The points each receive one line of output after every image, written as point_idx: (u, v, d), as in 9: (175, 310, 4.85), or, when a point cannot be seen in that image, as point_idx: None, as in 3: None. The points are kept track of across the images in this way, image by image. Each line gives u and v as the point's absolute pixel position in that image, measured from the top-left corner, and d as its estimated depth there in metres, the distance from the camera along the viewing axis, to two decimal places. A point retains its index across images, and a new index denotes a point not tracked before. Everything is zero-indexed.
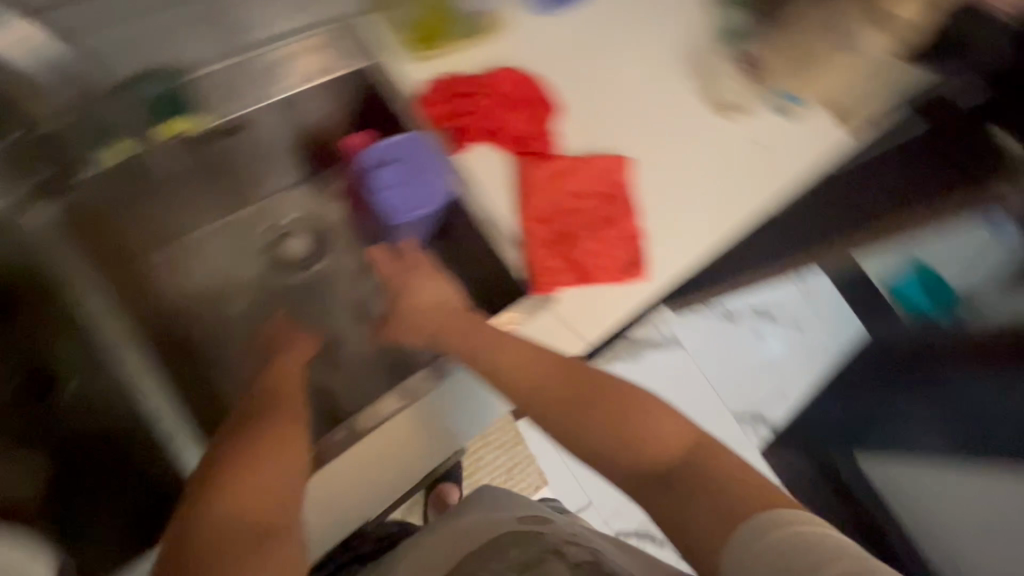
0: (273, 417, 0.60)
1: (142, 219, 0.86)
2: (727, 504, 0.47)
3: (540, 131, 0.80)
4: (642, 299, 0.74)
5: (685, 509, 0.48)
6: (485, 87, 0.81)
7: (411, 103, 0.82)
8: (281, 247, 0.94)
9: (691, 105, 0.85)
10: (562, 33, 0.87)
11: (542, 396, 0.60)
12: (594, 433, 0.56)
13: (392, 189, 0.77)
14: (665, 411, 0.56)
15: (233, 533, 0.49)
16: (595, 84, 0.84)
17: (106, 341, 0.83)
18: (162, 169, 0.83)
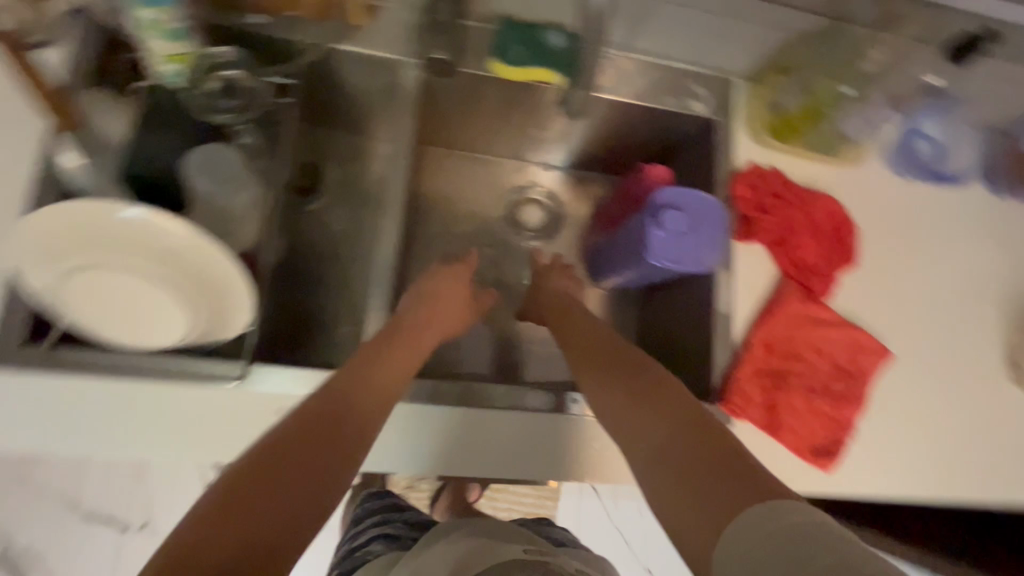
0: (385, 357, 0.56)
1: (454, 124, 0.76)
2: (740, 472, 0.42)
3: (827, 272, 0.68)
4: (811, 488, 0.63)
5: (689, 483, 0.43)
6: (803, 201, 0.68)
7: (728, 172, 0.69)
8: (521, 208, 0.86)
9: (988, 342, 0.70)
10: (916, 204, 0.72)
11: (579, 348, 0.62)
12: (610, 402, 0.53)
13: (665, 232, 0.63)
14: (682, 391, 0.51)
15: (301, 458, 0.45)
16: (911, 264, 0.71)
17: (373, 161, 0.75)
18: (467, 91, 0.70)
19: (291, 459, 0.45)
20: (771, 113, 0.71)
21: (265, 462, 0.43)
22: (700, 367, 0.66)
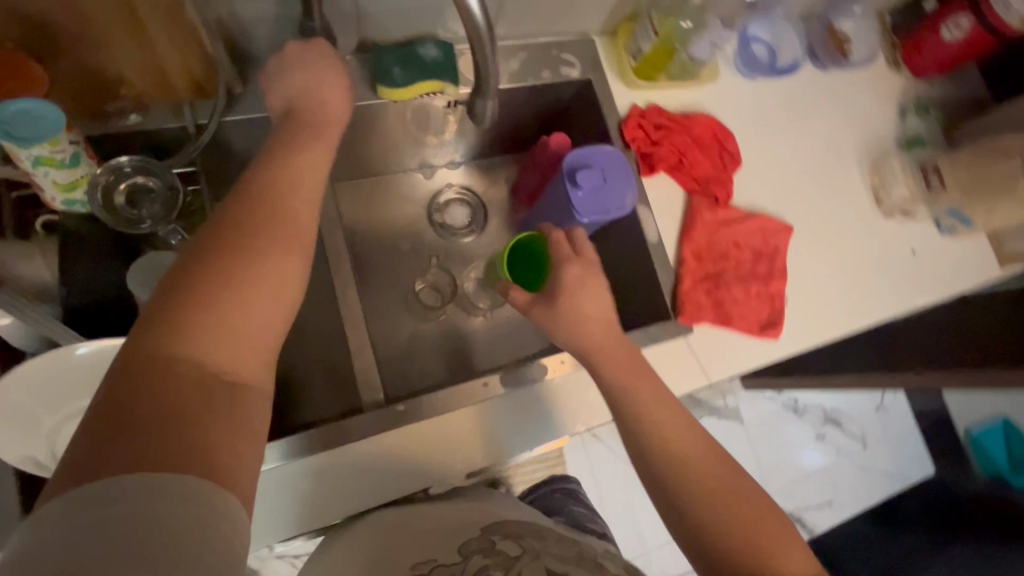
0: (244, 282, 0.43)
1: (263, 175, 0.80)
2: (290, 183, 0.51)
3: (719, 176, 0.86)
4: (770, 356, 0.84)
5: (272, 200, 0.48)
6: (676, 146, 0.85)
7: (616, 124, 0.84)
8: (444, 211, 1.01)
9: (862, 215, 0.96)
10: (764, 142, 0.92)
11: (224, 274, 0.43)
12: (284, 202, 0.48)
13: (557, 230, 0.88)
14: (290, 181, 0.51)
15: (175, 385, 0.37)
16: (796, 183, 0.93)
17: None
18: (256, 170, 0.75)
19: (238, 230, 0.45)
20: (632, 57, 0.85)
21: (235, 276, 0.43)
22: (636, 298, 0.86)
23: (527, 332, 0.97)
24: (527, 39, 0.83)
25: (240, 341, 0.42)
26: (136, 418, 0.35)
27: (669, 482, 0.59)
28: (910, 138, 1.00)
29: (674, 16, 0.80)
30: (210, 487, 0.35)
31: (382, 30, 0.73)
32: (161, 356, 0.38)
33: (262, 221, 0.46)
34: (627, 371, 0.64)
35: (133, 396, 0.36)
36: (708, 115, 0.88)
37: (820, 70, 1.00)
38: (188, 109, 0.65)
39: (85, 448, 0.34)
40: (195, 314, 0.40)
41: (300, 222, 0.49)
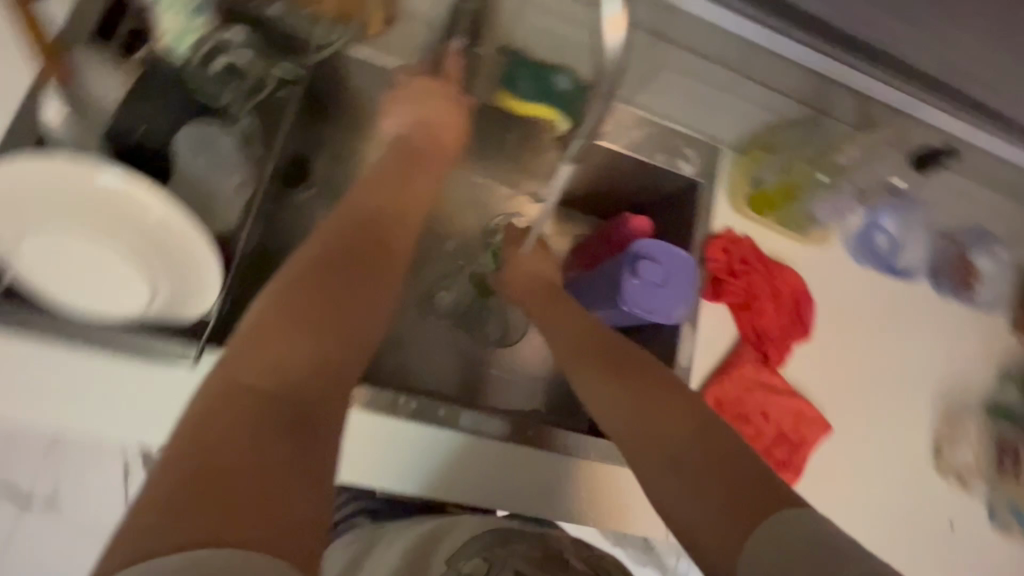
0: (333, 342, 0.47)
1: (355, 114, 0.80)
2: (388, 237, 0.58)
3: (780, 339, 0.79)
4: None
5: (365, 263, 0.54)
6: (751, 288, 0.79)
7: (702, 238, 0.80)
8: None
9: (914, 459, 0.84)
10: (843, 331, 0.84)
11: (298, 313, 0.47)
12: (376, 258, 0.55)
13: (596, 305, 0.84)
14: (390, 229, 0.58)
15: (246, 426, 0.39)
16: (857, 389, 0.84)
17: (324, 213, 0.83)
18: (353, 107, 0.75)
19: (332, 289, 0.50)
20: (751, 185, 0.80)
21: (323, 315, 0.48)
22: None
23: (518, 387, 0.88)
24: (660, 119, 0.80)
25: (325, 372, 0.45)
26: (225, 438, 0.38)
27: (646, 438, 0.54)
28: (1001, 407, 0.89)
29: (814, 165, 0.76)
30: (269, 544, 0.34)
31: (530, 45, 0.72)
32: (251, 383, 0.42)
33: (348, 272, 0.52)
34: (592, 352, 0.63)
35: (225, 415, 0.39)
36: (798, 275, 0.82)
37: (938, 293, 0.91)
38: (324, 26, 0.66)
39: (180, 455, 0.37)
40: (279, 343, 0.44)
41: (388, 282, 0.55)
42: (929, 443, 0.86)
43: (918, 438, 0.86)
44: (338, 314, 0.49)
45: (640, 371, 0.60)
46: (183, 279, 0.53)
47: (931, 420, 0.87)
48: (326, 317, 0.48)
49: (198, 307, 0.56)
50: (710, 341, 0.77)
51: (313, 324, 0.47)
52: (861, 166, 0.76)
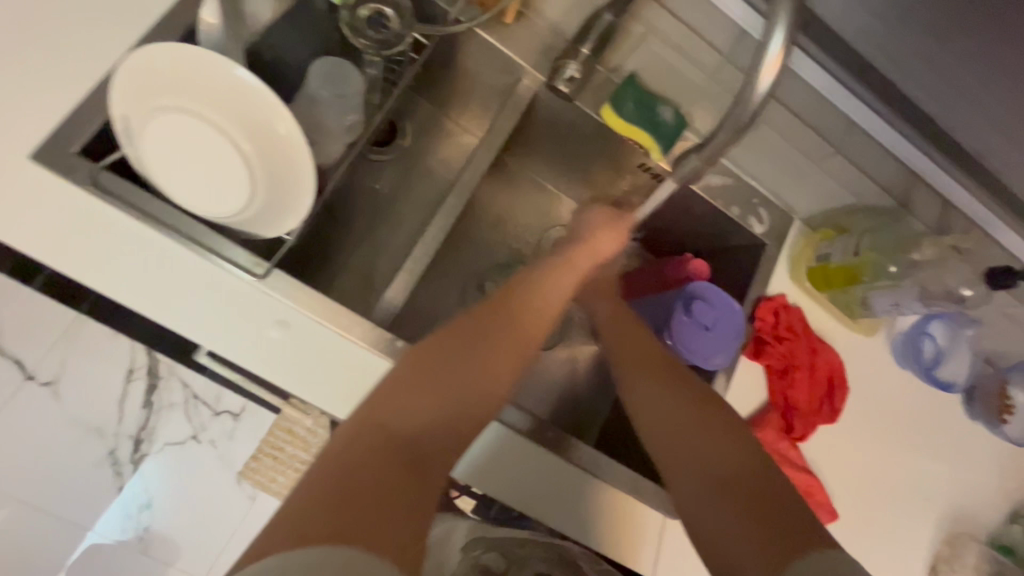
0: (454, 395, 0.52)
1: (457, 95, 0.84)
2: (520, 304, 0.62)
3: (807, 414, 0.79)
4: None
5: (495, 326, 0.59)
6: (791, 357, 0.79)
7: (755, 296, 0.81)
8: None
9: (909, 572, 0.83)
10: (868, 424, 0.84)
11: (442, 390, 0.51)
12: (501, 320, 0.60)
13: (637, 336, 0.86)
14: (523, 301, 0.62)
15: (374, 460, 0.44)
16: (869, 486, 0.83)
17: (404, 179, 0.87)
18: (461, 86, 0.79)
19: (455, 347, 0.55)
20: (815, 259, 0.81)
21: (454, 371, 0.53)
22: None
23: (535, 393, 0.89)
24: (742, 174, 0.82)
25: (448, 423, 0.50)
26: (367, 465, 0.43)
27: (689, 465, 0.57)
28: (1005, 545, 0.87)
29: (882, 254, 0.76)
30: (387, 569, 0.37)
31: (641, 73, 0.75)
32: (396, 433, 0.47)
33: (480, 335, 0.57)
34: (648, 368, 0.66)
35: (369, 451, 0.45)
36: (837, 357, 0.82)
37: (967, 414, 0.90)
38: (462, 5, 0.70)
39: (331, 476, 0.42)
40: (420, 400, 0.50)
41: (516, 347, 0.59)
42: (928, 560, 0.85)
43: (917, 553, 0.84)
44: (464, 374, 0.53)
45: (691, 393, 0.63)
46: (279, 196, 0.56)
47: (933, 538, 0.86)
48: (448, 370, 0.53)
49: (274, 228, 0.58)
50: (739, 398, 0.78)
51: (439, 375, 0.52)
52: (930, 265, 0.75)
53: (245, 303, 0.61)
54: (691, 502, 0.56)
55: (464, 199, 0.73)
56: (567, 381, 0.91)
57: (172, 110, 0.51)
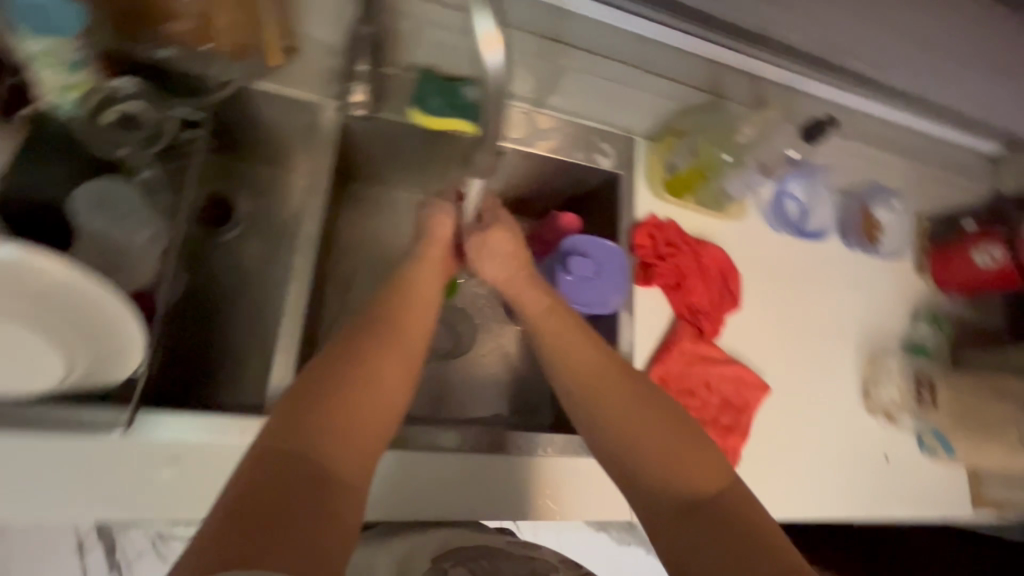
0: (368, 394, 0.53)
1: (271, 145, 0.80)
2: (412, 294, 0.64)
3: (711, 312, 0.84)
4: None
5: (398, 316, 0.61)
6: (679, 268, 0.83)
7: (627, 226, 0.83)
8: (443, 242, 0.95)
9: (845, 401, 0.92)
10: (767, 294, 0.91)
11: (362, 392, 0.53)
12: (403, 309, 0.62)
13: None
14: (418, 289, 0.66)
15: (292, 476, 0.45)
16: (786, 347, 0.90)
17: (253, 249, 0.82)
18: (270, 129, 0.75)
19: (370, 346, 0.56)
20: (667, 170, 0.84)
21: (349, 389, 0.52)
22: None
23: (475, 394, 0.90)
24: (574, 117, 0.84)
25: (355, 441, 0.50)
26: (272, 505, 0.42)
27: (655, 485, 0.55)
28: (916, 343, 0.97)
29: (718, 145, 0.80)
30: None
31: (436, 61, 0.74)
32: (296, 460, 0.46)
33: (384, 331, 0.59)
34: (573, 353, 0.65)
35: (275, 489, 0.43)
36: (722, 249, 0.86)
37: (849, 248, 0.98)
38: (219, 62, 0.65)
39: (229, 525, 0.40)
40: (319, 424, 0.49)
41: (420, 334, 0.62)
42: (859, 385, 0.93)
43: (847, 382, 0.93)
44: (381, 369, 0.55)
45: (648, 406, 0.60)
46: (101, 343, 0.52)
47: (856, 364, 0.94)
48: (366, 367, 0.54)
49: (117, 370, 0.54)
50: (649, 323, 0.81)
51: (360, 374, 0.54)
52: (756, 144, 0.81)
53: (127, 458, 0.57)
54: (664, 527, 0.54)
55: (313, 252, 0.70)
56: (498, 371, 0.92)
57: None
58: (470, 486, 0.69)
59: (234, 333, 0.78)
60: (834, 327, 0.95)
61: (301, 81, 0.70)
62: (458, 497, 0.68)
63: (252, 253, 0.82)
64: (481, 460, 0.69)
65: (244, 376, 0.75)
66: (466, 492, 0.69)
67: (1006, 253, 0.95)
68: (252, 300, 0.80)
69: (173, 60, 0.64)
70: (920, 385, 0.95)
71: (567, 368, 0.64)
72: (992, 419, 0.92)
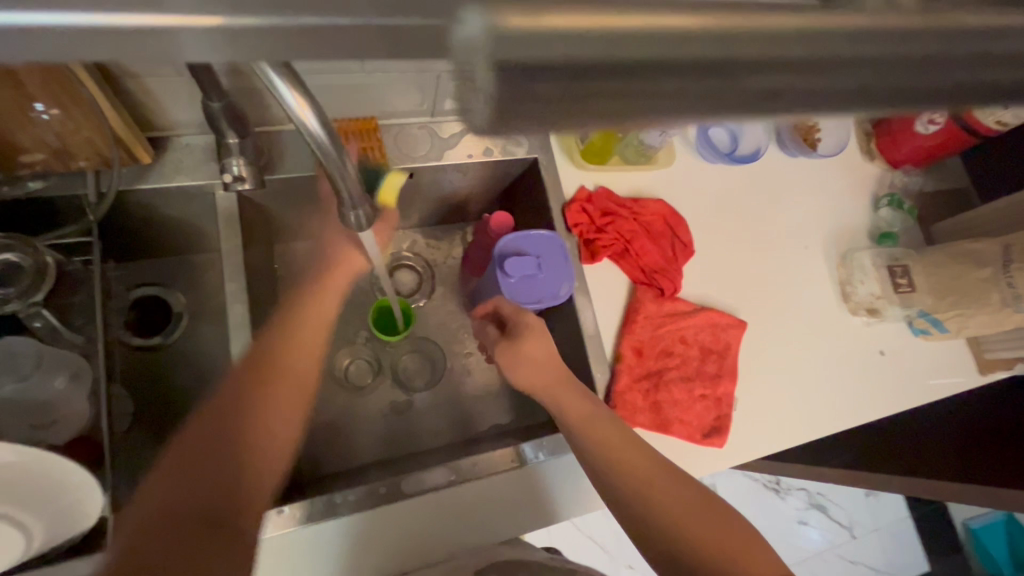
0: (271, 403, 0.60)
1: (183, 236, 0.78)
2: (306, 300, 0.68)
3: (667, 266, 0.82)
4: (711, 465, 0.77)
5: (292, 325, 0.65)
6: (622, 231, 0.81)
7: (559, 206, 0.81)
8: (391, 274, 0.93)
9: (826, 310, 0.91)
10: (719, 229, 0.89)
11: (271, 403, 0.60)
12: (297, 322, 0.66)
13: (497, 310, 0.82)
14: (317, 299, 0.68)
15: (190, 506, 0.51)
16: (753, 276, 0.88)
17: (202, 340, 0.80)
18: (173, 220, 0.73)
19: (269, 358, 0.62)
20: (581, 139, 0.81)
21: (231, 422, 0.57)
22: None
23: (466, 415, 0.89)
24: None
25: (259, 462, 0.57)
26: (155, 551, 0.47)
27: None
28: (883, 230, 0.95)
29: None
30: None
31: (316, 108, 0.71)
32: (198, 492, 0.52)
33: (292, 340, 0.64)
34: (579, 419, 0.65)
35: (173, 520, 0.49)
36: (660, 200, 0.84)
37: (787, 156, 0.96)
38: (93, 177, 0.63)
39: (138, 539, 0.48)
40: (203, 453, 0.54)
41: (314, 343, 0.65)
42: (836, 290, 0.92)
43: (822, 291, 0.91)
44: (280, 385, 0.61)
45: (694, 495, 0.61)
46: (50, 501, 0.51)
47: (828, 270, 0.93)
48: (269, 379, 0.61)
49: (77, 526, 0.53)
50: (607, 297, 0.80)
51: (262, 384, 0.60)
52: None
53: None
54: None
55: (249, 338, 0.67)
56: (483, 384, 0.90)
57: None
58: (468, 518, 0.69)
59: None
60: (796, 240, 0.93)
61: (184, 166, 0.68)
62: (466, 527, 0.69)
63: (201, 346, 0.80)
64: (470, 487, 0.69)
65: None
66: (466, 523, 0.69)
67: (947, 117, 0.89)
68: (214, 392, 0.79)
69: (44, 189, 0.62)
70: (905, 269, 0.90)
71: (610, 463, 0.62)
72: (972, 289, 0.85)
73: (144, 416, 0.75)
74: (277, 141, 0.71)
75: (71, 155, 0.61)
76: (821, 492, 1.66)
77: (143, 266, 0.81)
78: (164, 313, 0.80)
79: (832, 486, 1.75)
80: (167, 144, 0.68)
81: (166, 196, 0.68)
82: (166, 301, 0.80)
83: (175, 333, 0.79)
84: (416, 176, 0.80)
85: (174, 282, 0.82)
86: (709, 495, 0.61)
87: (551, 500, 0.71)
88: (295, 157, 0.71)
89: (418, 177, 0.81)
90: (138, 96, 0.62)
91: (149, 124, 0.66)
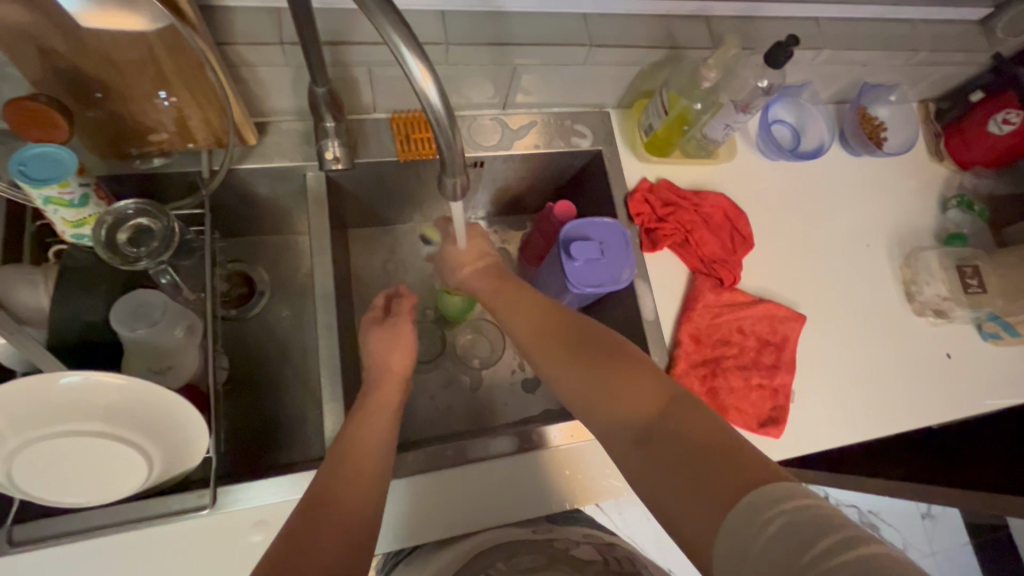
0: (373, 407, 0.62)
1: (273, 216, 0.85)
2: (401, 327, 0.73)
3: (726, 258, 0.83)
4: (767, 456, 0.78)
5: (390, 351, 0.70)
6: (683, 221, 0.83)
7: (621, 196, 0.84)
8: None
9: (888, 309, 0.90)
10: (780, 226, 0.89)
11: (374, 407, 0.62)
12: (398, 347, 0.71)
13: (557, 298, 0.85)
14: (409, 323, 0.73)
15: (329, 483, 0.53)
16: (813, 273, 0.89)
17: (283, 312, 0.88)
18: (266, 199, 0.80)
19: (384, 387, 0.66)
20: (644, 133, 0.84)
21: (354, 438, 0.57)
22: None
23: (521, 396, 0.92)
24: (541, 109, 0.86)
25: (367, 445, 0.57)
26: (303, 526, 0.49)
27: (626, 440, 0.52)
28: (951, 231, 0.93)
29: (686, 96, 0.77)
30: None
31: (400, 101, 0.77)
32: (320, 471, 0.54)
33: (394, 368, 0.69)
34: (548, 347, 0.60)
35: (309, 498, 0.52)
36: (721, 194, 0.86)
37: (850, 153, 0.96)
38: (205, 156, 0.71)
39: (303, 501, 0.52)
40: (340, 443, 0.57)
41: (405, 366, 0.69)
42: (899, 291, 0.91)
43: (884, 290, 0.90)
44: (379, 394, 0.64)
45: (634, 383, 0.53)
46: (166, 438, 0.57)
47: (890, 270, 0.92)
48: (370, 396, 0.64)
49: (190, 458, 0.59)
50: (665, 286, 0.82)
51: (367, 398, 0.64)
52: (724, 83, 0.75)
53: (220, 530, 0.62)
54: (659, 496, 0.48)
55: (332, 306, 0.73)
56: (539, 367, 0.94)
57: (27, 450, 0.51)
58: (511, 489, 0.72)
59: (284, 393, 0.84)
60: (858, 238, 0.92)
61: (281, 149, 0.75)
62: (502, 497, 0.71)
63: (283, 316, 0.87)
64: (518, 459, 0.73)
65: (306, 430, 0.82)
66: (510, 496, 0.71)
67: (1023, 117, 0.87)
68: (293, 359, 0.86)
69: (166, 167, 0.70)
70: (975, 270, 0.88)
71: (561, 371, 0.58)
72: None
73: (232, 378, 0.83)
74: (363, 128, 0.77)
75: (190, 135, 0.68)
76: (871, 508, 1.60)
77: (234, 242, 0.89)
78: (251, 285, 0.87)
79: (885, 505, 1.68)
80: (267, 129, 0.75)
81: (265, 178, 0.76)
82: (254, 273, 0.88)
83: (261, 304, 0.87)
84: (485, 165, 0.85)
85: (260, 258, 0.90)
86: (625, 353, 0.57)
87: (604, 479, 0.74)
88: (379, 143, 0.77)
89: (487, 166, 0.86)
90: (250, 84, 0.70)
91: (255, 110, 0.74)
